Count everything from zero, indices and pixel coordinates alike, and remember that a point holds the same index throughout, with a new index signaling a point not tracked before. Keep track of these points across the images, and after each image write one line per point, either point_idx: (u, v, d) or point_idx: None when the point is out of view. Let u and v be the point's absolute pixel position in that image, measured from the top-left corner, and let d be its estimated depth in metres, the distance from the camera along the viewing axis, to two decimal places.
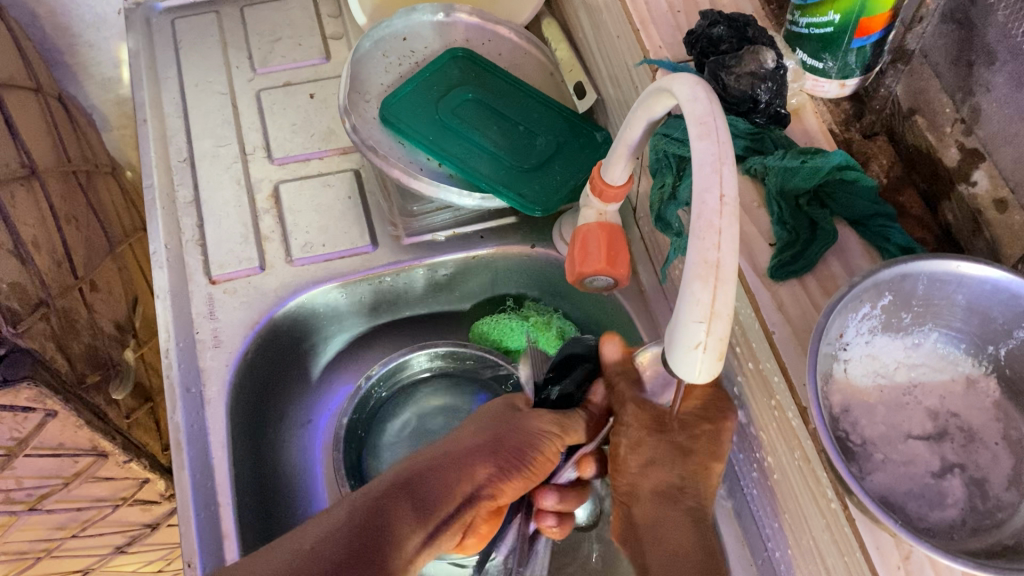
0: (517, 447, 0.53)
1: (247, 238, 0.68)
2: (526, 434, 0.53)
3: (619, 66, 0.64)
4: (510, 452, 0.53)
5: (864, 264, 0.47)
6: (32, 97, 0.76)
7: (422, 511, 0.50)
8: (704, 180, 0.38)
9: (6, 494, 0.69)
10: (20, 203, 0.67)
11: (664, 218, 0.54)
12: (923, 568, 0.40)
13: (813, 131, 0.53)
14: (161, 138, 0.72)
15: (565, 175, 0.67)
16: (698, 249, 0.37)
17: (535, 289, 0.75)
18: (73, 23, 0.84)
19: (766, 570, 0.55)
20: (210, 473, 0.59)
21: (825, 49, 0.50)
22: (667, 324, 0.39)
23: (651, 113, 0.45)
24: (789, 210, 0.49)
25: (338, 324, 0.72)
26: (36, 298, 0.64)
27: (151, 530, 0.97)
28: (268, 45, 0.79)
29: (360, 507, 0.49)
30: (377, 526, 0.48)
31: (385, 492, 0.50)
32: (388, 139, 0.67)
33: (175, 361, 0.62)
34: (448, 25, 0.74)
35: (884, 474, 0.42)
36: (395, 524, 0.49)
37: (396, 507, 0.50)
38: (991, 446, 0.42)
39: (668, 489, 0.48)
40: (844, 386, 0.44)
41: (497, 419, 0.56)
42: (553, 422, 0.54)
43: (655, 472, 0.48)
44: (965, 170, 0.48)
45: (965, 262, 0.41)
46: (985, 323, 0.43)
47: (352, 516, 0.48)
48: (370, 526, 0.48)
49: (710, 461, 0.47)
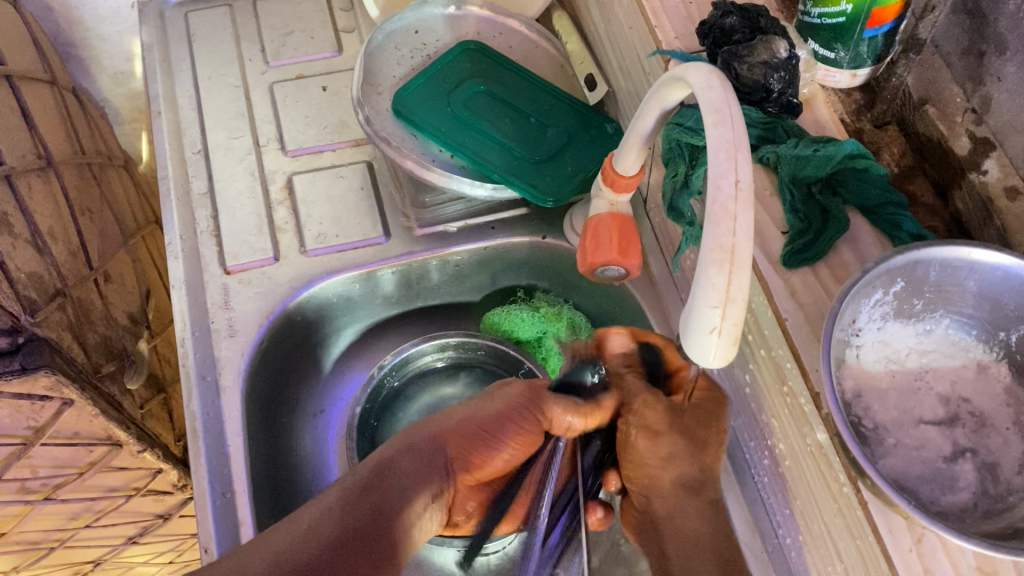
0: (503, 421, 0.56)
1: (261, 229, 0.69)
2: (511, 406, 0.56)
3: (631, 57, 0.64)
4: (491, 424, 0.56)
5: (876, 252, 0.48)
6: (47, 89, 0.76)
7: (411, 488, 0.50)
8: (719, 167, 0.38)
9: (21, 482, 0.70)
10: (37, 194, 0.67)
11: (677, 207, 0.55)
12: (935, 551, 0.41)
13: (823, 118, 0.54)
14: (175, 130, 0.73)
15: (576, 166, 0.67)
16: (713, 235, 0.37)
17: (546, 279, 0.75)
18: (86, 17, 0.84)
19: (777, 557, 0.55)
20: (225, 460, 0.59)
21: (837, 39, 0.51)
22: (682, 310, 0.40)
23: (664, 103, 0.46)
24: (801, 199, 0.50)
25: (350, 314, 0.72)
26: (52, 288, 0.65)
27: (162, 520, 0.97)
28: (280, 38, 0.80)
29: (355, 485, 0.49)
30: (375, 508, 0.48)
31: (378, 466, 0.50)
32: (401, 132, 0.68)
33: (191, 349, 0.63)
34: (460, 18, 0.74)
35: (896, 458, 0.42)
36: (391, 502, 0.49)
37: (390, 486, 0.50)
38: (1003, 431, 0.42)
39: (687, 481, 0.50)
40: (856, 371, 0.44)
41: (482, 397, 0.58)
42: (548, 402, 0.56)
43: (672, 467, 0.50)
44: (975, 159, 0.49)
45: (977, 248, 0.41)
46: (996, 309, 0.44)
47: (346, 497, 0.48)
48: (368, 502, 0.48)
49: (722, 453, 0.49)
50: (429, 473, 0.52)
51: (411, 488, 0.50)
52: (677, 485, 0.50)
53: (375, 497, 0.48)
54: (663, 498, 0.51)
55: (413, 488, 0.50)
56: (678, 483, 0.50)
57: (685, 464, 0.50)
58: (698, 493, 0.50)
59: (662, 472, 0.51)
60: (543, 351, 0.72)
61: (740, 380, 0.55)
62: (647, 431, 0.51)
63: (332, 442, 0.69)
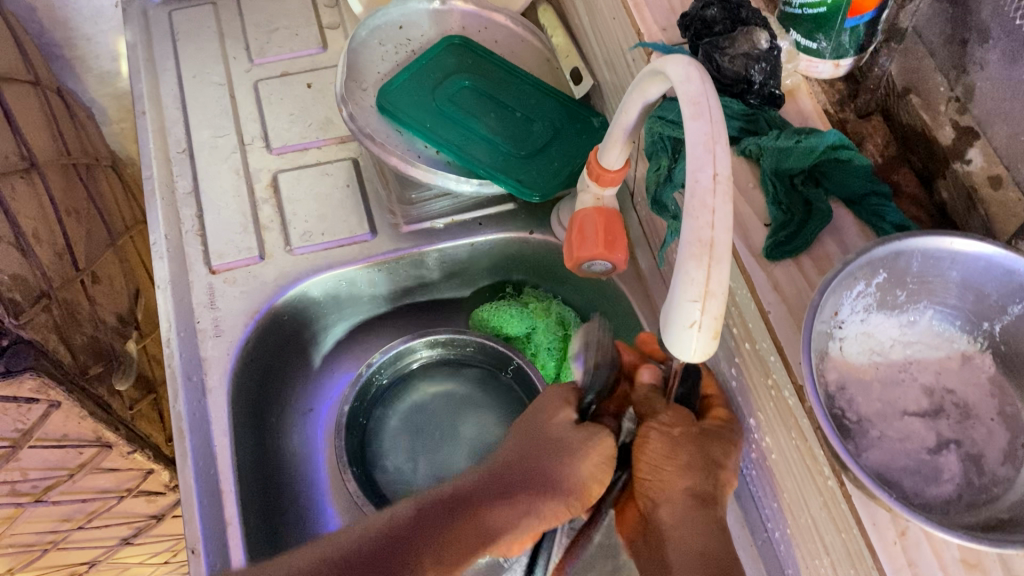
0: (535, 479, 0.52)
1: (246, 228, 0.68)
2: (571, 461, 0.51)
3: (615, 50, 0.64)
4: (519, 483, 0.53)
5: (859, 243, 0.48)
6: (31, 91, 0.76)
7: (434, 539, 0.49)
8: (697, 159, 0.38)
9: (11, 485, 0.70)
10: (21, 196, 0.67)
11: (660, 201, 0.55)
12: (919, 543, 0.40)
13: (807, 111, 0.53)
14: (160, 130, 0.73)
15: (562, 161, 0.67)
16: (691, 229, 0.37)
17: (534, 275, 0.75)
18: (71, 17, 0.84)
19: (766, 551, 0.55)
20: (212, 460, 0.59)
21: (818, 29, 0.51)
22: (662, 305, 0.39)
23: (645, 96, 0.45)
24: (784, 190, 0.49)
25: (339, 312, 0.72)
26: (37, 290, 0.65)
27: (156, 521, 0.97)
28: (265, 35, 0.79)
29: (421, 513, 0.51)
30: (385, 549, 0.49)
31: (451, 501, 0.52)
32: (386, 128, 0.67)
33: (177, 350, 0.62)
34: (444, 13, 0.74)
35: (880, 450, 0.42)
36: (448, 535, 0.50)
37: (408, 534, 0.49)
38: (987, 422, 0.42)
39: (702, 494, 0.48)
40: (840, 363, 0.44)
41: (517, 451, 0.54)
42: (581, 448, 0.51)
43: (687, 476, 0.48)
44: (959, 149, 0.48)
45: (959, 238, 0.41)
46: (979, 300, 0.43)
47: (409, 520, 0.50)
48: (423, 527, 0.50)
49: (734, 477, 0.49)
50: (451, 525, 0.50)
51: (431, 539, 0.49)
52: (689, 495, 0.48)
53: (387, 536, 0.49)
54: (671, 506, 0.49)
55: (430, 537, 0.49)
56: (691, 493, 0.48)
57: (701, 479, 0.48)
58: (711, 507, 0.48)
59: (678, 479, 0.48)
60: (532, 347, 0.73)
61: (726, 373, 0.54)
62: (667, 435, 0.49)
63: (321, 441, 0.69)
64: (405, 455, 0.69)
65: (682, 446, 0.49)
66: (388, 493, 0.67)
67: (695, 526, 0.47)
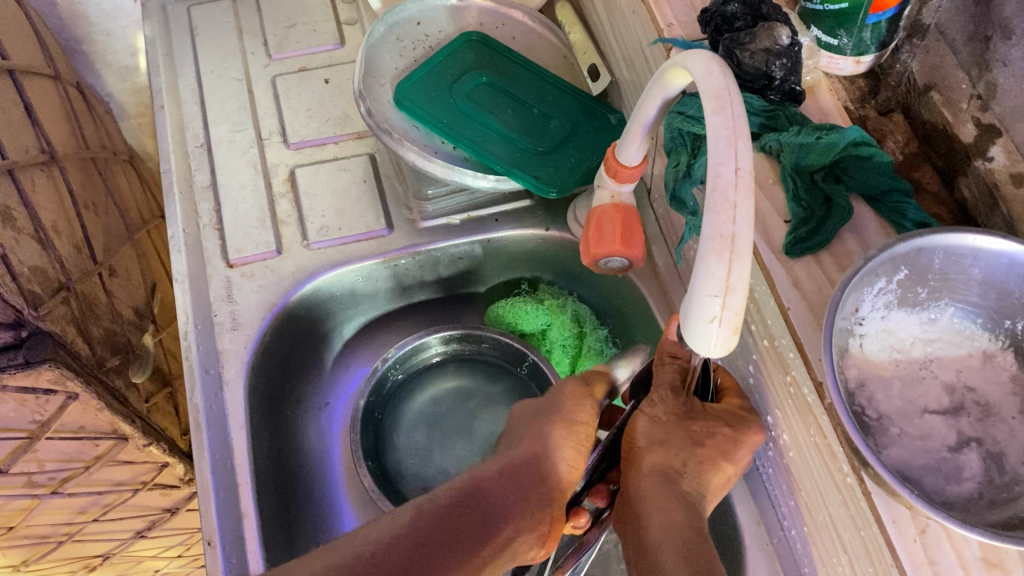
0: (532, 477, 0.52)
1: (264, 222, 0.68)
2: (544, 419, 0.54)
3: (634, 46, 0.64)
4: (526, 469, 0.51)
5: (879, 240, 0.48)
6: (51, 84, 0.77)
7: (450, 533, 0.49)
8: (719, 153, 0.37)
9: (28, 477, 0.70)
10: (41, 189, 0.67)
11: (679, 197, 0.55)
12: (940, 542, 0.40)
13: (828, 108, 0.54)
14: (178, 124, 0.73)
15: (578, 158, 0.67)
16: (712, 223, 0.36)
17: (549, 272, 0.75)
18: (90, 13, 0.84)
19: (782, 549, 0.55)
20: (229, 454, 0.59)
21: (840, 26, 0.50)
22: (682, 299, 0.39)
23: (665, 91, 0.45)
24: (804, 186, 0.49)
25: (354, 307, 0.73)
26: (57, 282, 0.65)
27: (170, 514, 0.98)
28: (283, 31, 0.79)
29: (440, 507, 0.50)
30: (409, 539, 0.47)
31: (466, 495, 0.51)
32: (402, 123, 0.67)
33: (194, 344, 0.63)
34: (461, 9, 0.74)
35: (900, 448, 0.42)
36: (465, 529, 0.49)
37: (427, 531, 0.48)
38: (1008, 420, 0.42)
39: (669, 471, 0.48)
40: (860, 360, 0.44)
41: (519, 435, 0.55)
42: (564, 420, 0.52)
43: (657, 452, 0.48)
44: (981, 146, 0.48)
45: (981, 236, 0.41)
46: (1003, 297, 0.43)
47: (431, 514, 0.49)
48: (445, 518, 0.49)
49: (724, 465, 0.48)
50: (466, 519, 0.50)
51: (439, 546, 0.48)
52: (660, 473, 0.47)
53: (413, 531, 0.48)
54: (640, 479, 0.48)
55: (446, 532, 0.48)
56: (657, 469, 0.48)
57: (672, 454, 0.48)
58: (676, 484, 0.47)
59: (646, 456, 0.48)
60: (547, 344, 0.73)
61: (743, 370, 0.54)
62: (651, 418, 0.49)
63: (337, 434, 0.70)
64: (420, 449, 0.69)
65: (661, 423, 0.48)
66: (402, 487, 0.67)
67: (670, 502, 0.46)
